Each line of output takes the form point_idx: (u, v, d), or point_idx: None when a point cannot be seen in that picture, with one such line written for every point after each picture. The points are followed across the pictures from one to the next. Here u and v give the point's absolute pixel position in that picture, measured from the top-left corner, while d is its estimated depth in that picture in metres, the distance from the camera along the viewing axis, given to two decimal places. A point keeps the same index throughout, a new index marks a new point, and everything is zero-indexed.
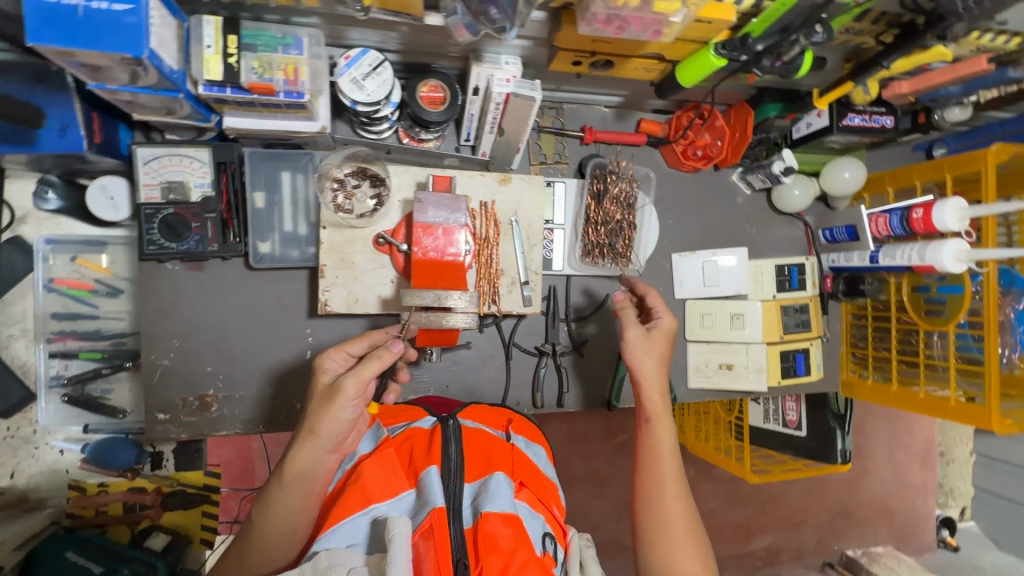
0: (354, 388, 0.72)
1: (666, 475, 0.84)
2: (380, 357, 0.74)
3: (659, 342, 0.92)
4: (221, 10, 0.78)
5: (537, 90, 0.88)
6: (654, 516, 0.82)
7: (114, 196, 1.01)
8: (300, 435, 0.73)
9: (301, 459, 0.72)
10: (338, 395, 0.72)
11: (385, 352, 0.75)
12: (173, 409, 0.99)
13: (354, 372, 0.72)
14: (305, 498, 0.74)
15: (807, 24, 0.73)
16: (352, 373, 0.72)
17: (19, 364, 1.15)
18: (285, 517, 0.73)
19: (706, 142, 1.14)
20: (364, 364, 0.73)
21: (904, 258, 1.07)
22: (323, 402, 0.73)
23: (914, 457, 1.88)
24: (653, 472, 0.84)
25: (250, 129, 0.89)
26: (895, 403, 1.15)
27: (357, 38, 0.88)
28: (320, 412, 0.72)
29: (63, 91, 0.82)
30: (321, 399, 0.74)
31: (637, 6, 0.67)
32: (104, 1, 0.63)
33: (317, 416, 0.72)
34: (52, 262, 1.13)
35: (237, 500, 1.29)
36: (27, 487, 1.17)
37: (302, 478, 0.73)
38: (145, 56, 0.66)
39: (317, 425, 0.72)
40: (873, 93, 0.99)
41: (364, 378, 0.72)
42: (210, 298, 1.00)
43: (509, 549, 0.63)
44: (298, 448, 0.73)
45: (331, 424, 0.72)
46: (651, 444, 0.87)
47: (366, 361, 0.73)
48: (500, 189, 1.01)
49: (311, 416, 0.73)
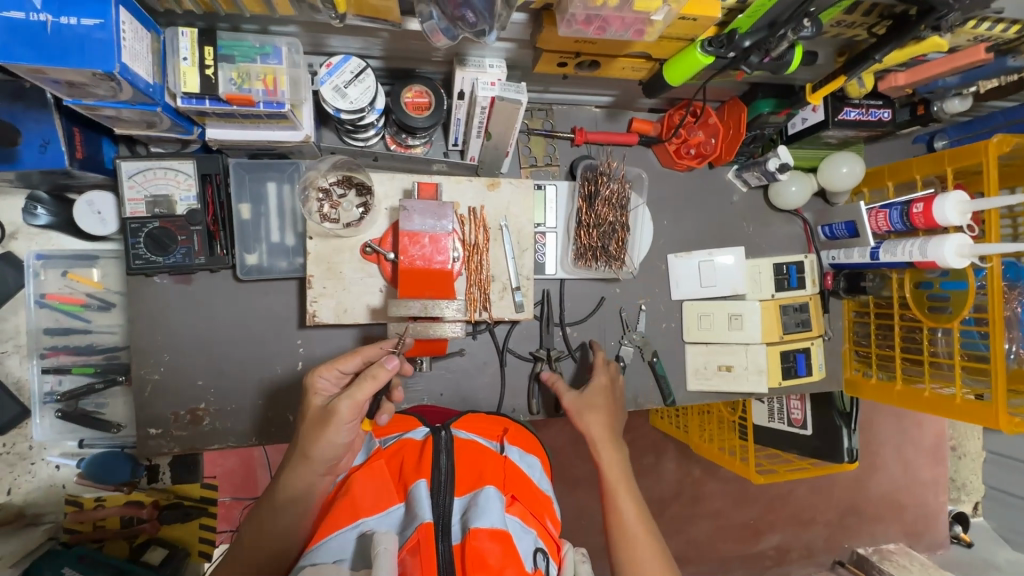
0: (348, 412, 0.71)
1: (627, 515, 0.83)
2: (375, 377, 0.72)
3: (597, 398, 0.98)
4: (198, 21, 0.77)
5: (523, 93, 0.86)
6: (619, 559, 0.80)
7: (101, 211, 1.01)
8: (293, 458, 0.73)
9: (294, 481, 0.73)
10: (331, 420, 0.71)
11: (379, 370, 0.72)
12: (164, 424, 0.99)
13: (348, 395, 0.71)
14: (296, 519, 0.74)
15: (795, 19, 0.70)
16: (345, 395, 0.71)
17: (13, 381, 1.15)
18: (276, 537, 0.74)
19: (701, 140, 1.11)
20: (358, 386, 0.71)
21: (905, 254, 1.05)
22: (316, 425, 0.73)
23: (925, 452, 1.84)
24: (615, 516, 0.83)
25: (233, 140, 0.88)
26: (899, 402, 1.13)
27: (339, 45, 0.87)
28: (313, 436, 0.72)
29: (42, 108, 0.81)
30: (314, 422, 0.73)
31: (617, 6, 0.65)
32: (73, 16, 0.62)
33: (309, 440, 0.72)
34: (43, 278, 1.13)
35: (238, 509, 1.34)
36: (24, 503, 1.17)
37: (294, 499, 0.73)
38: (117, 71, 0.65)
39: (311, 450, 0.72)
40: (869, 86, 0.95)
41: (358, 400, 0.71)
42: (199, 311, 1.00)
43: (498, 567, 0.61)
44: (291, 469, 0.73)
45: (324, 448, 0.72)
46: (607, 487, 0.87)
47: (360, 383, 0.72)
48: (489, 194, 1.00)
49: (304, 439, 0.73)
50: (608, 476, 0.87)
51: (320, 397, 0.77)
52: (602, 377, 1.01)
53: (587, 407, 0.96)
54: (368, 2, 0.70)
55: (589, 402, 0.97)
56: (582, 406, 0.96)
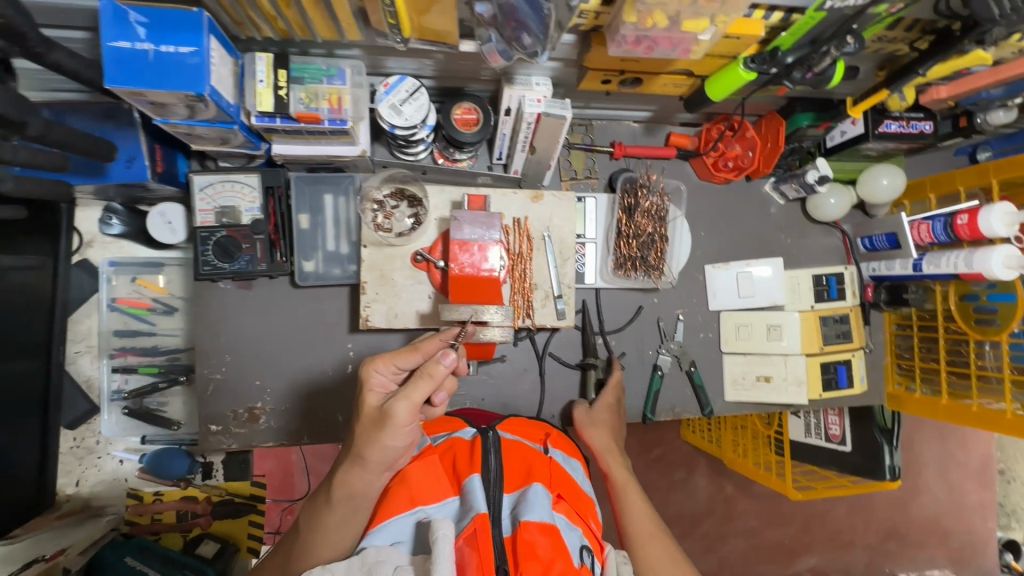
0: (405, 414, 0.70)
1: (639, 517, 0.86)
2: (431, 376, 0.71)
3: (605, 414, 1.05)
4: (272, 46, 0.84)
5: (568, 108, 0.91)
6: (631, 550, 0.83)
7: (171, 221, 1.08)
8: (349, 457, 0.73)
9: (352, 479, 0.73)
10: (387, 423, 0.70)
11: (436, 369, 0.71)
12: (224, 421, 1.05)
13: (405, 397, 0.70)
14: (350, 515, 0.74)
15: (838, 36, 0.73)
16: (401, 396, 0.70)
17: (84, 379, 1.23)
18: (334, 533, 0.74)
19: (738, 153, 1.13)
20: (414, 386, 0.70)
21: (950, 266, 1.05)
22: (371, 426, 0.71)
23: (971, 475, 1.78)
24: (623, 512, 0.88)
25: (297, 155, 0.94)
26: (946, 416, 1.11)
27: (396, 66, 0.93)
28: (367, 438, 0.71)
29: (130, 127, 0.89)
30: (368, 423, 0.72)
31: (666, 27, 0.69)
32: (171, 44, 0.69)
33: (365, 441, 0.71)
34: (114, 283, 1.22)
35: (278, 511, 1.34)
36: (90, 495, 1.24)
37: (353, 495, 0.74)
38: (207, 93, 0.71)
39: (365, 451, 0.71)
40: (911, 100, 0.96)
41: (415, 401, 0.70)
42: (259, 315, 1.06)
43: (547, 559, 0.63)
44: (348, 468, 0.73)
45: (379, 450, 0.71)
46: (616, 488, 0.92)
47: (417, 382, 0.71)
48: (533, 206, 1.04)
49: (359, 439, 0.72)
50: (614, 479, 0.93)
51: (376, 395, 0.75)
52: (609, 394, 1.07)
53: (597, 424, 1.03)
54: (431, 26, 0.75)
55: (598, 418, 1.04)
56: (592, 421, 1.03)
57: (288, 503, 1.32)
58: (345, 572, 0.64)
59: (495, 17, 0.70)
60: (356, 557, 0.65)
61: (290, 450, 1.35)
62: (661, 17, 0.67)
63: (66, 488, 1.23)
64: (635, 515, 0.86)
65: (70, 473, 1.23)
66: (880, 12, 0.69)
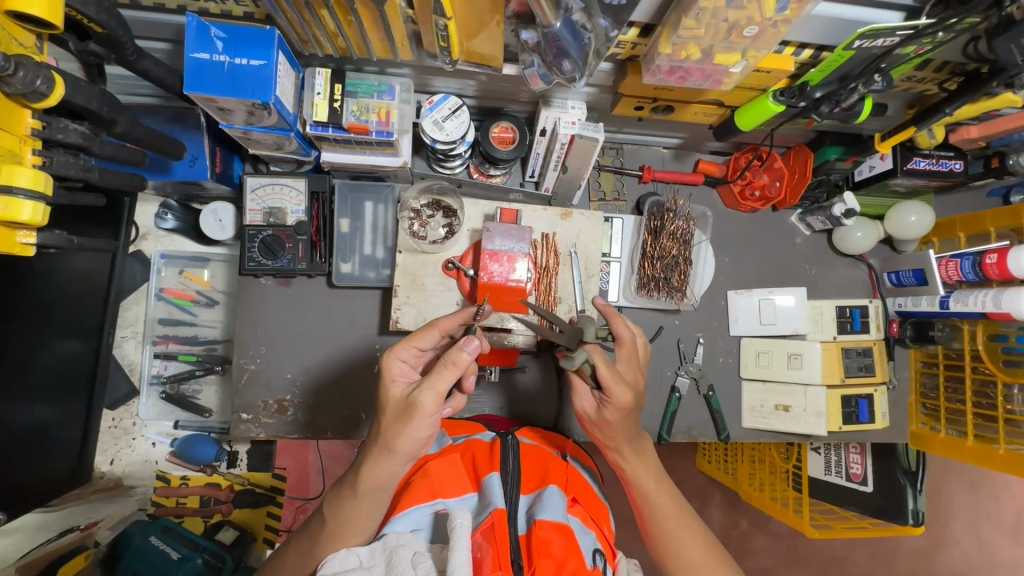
0: (431, 404, 0.70)
1: (684, 540, 0.84)
2: (454, 363, 0.70)
3: (613, 417, 0.83)
4: (330, 63, 0.91)
5: (601, 132, 0.94)
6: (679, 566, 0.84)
7: (222, 219, 1.16)
8: (375, 451, 0.74)
9: (374, 469, 0.74)
10: (415, 413, 0.70)
11: (457, 356, 0.70)
12: (254, 411, 1.09)
13: (430, 388, 0.70)
14: (374, 505, 0.76)
15: (866, 74, 0.75)
16: (426, 387, 0.70)
17: (128, 363, 1.32)
18: (356, 520, 0.76)
19: (764, 182, 1.15)
20: (439, 376, 0.70)
21: (978, 304, 1.04)
22: (398, 419, 0.72)
23: (1002, 530, 1.70)
24: (655, 521, 0.86)
25: (343, 162, 1.01)
26: (971, 458, 1.09)
27: (441, 85, 0.99)
28: (395, 430, 0.72)
29: (196, 130, 0.97)
30: (394, 415, 0.73)
31: (699, 59, 0.73)
32: (243, 57, 0.77)
33: (393, 432, 0.72)
34: (164, 274, 1.31)
35: (292, 509, 1.36)
36: (123, 473, 1.31)
37: (377, 487, 0.75)
38: (272, 102, 0.78)
39: (393, 443, 0.72)
40: (940, 138, 0.98)
41: (439, 391, 0.70)
42: (295, 312, 1.11)
43: (561, 556, 0.65)
44: (373, 462, 0.74)
45: (406, 441, 0.72)
46: (642, 493, 0.87)
47: (441, 371, 0.70)
48: (561, 222, 1.07)
49: (385, 431, 0.73)
50: (638, 486, 0.87)
51: (398, 384, 0.75)
52: (620, 393, 0.79)
53: (626, 437, 0.86)
54: (477, 49, 0.81)
55: (617, 429, 0.84)
56: (607, 428, 0.85)
57: (302, 501, 1.35)
58: (369, 556, 0.67)
59: (539, 43, 0.76)
60: (378, 542, 0.68)
61: (307, 449, 1.39)
62: (694, 50, 0.71)
63: (101, 465, 1.30)
64: (689, 557, 0.83)
65: (106, 451, 1.30)
66: (908, 53, 0.72)
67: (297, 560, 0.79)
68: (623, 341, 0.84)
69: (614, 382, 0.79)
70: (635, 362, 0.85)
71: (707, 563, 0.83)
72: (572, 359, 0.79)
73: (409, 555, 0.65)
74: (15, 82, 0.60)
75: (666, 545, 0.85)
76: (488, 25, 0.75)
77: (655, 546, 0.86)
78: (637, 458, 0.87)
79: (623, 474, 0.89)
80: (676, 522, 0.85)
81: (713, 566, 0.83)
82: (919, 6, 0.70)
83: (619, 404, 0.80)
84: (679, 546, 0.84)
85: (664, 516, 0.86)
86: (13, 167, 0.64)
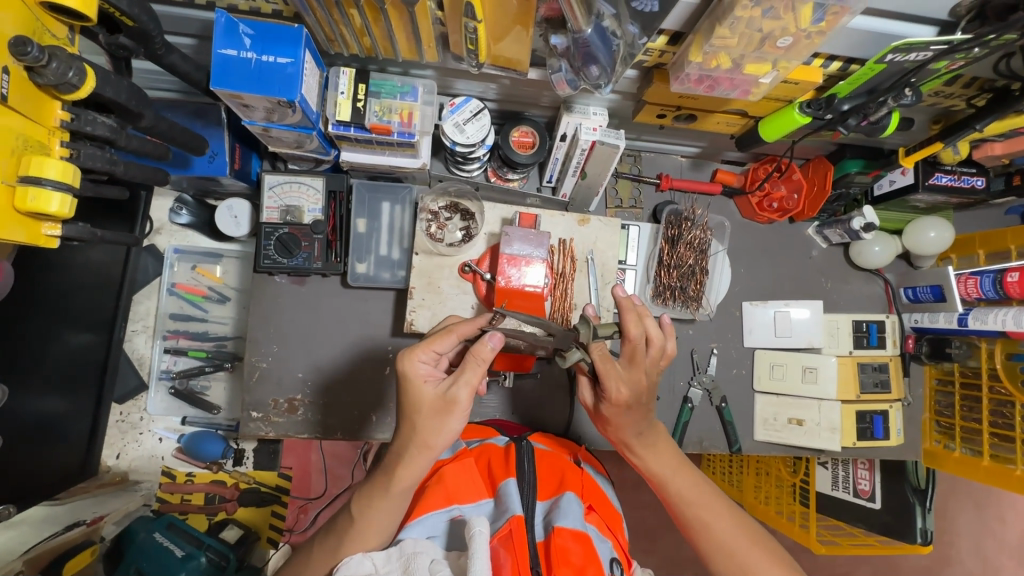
0: (467, 398, 0.72)
1: (711, 518, 0.83)
2: (478, 356, 0.72)
3: (620, 416, 0.84)
4: (354, 62, 0.92)
5: (622, 139, 0.94)
6: (714, 545, 0.82)
7: (237, 215, 1.16)
8: (409, 449, 0.73)
9: (410, 467, 0.73)
10: (454, 409, 0.72)
11: (481, 349, 0.72)
12: (264, 409, 1.09)
13: (464, 382, 0.72)
14: (397, 506, 0.75)
15: (896, 88, 0.75)
16: (461, 382, 0.72)
17: (137, 357, 1.31)
18: (385, 517, 0.75)
19: (783, 195, 1.14)
20: (469, 370, 0.72)
21: (997, 322, 1.03)
22: (436, 416, 0.73)
23: (1009, 552, 1.67)
24: (676, 501, 0.85)
25: (362, 163, 1.00)
26: (986, 478, 1.08)
27: (463, 88, 0.99)
28: (435, 426, 0.73)
29: (217, 125, 0.97)
30: (430, 413, 0.73)
31: (729, 69, 0.73)
32: (271, 55, 0.77)
33: (431, 430, 0.73)
34: (176, 269, 1.31)
35: (294, 509, 1.34)
36: (129, 468, 1.31)
37: (410, 485, 0.75)
38: (297, 100, 0.78)
39: (431, 439, 0.73)
40: (965, 153, 0.97)
41: (473, 383, 0.73)
42: (308, 311, 1.11)
43: (580, 565, 0.66)
44: (398, 463, 0.74)
45: (446, 435, 0.73)
46: (656, 478, 0.86)
47: (470, 366, 0.72)
48: (579, 228, 1.06)
49: (422, 430, 0.73)
50: (651, 470, 0.87)
51: (428, 385, 0.74)
52: (622, 389, 0.80)
53: (635, 431, 0.85)
54: (504, 53, 0.81)
55: (627, 420, 0.84)
56: (616, 424, 0.86)
57: (302, 501, 1.33)
58: (384, 562, 0.67)
59: (568, 48, 0.76)
60: (395, 547, 0.68)
61: (310, 449, 1.38)
62: (725, 60, 0.71)
63: (107, 459, 1.29)
64: (721, 532, 0.82)
65: (113, 445, 1.30)
66: (939, 69, 0.72)
67: (319, 561, 0.77)
68: (629, 339, 0.81)
69: (611, 380, 0.79)
70: (640, 362, 0.81)
71: (744, 540, 0.80)
72: (566, 358, 0.81)
73: (426, 563, 0.65)
74: (47, 72, 0.60)
75: (699, 532, 0.83)
76: (515, 29, 0.74)
77: (690, 535, 0.85)
78: (651, 450, 0.87)
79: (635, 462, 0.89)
80: (704, 506, 0.84)
81: (752, 543, 0.80)
82: (954, 21, 0.69)
83: (619, 400, 0.81)
84: (711, 529, 0.82)
85: (690, 503, 0.84)
86: (43, 158, 0.64)
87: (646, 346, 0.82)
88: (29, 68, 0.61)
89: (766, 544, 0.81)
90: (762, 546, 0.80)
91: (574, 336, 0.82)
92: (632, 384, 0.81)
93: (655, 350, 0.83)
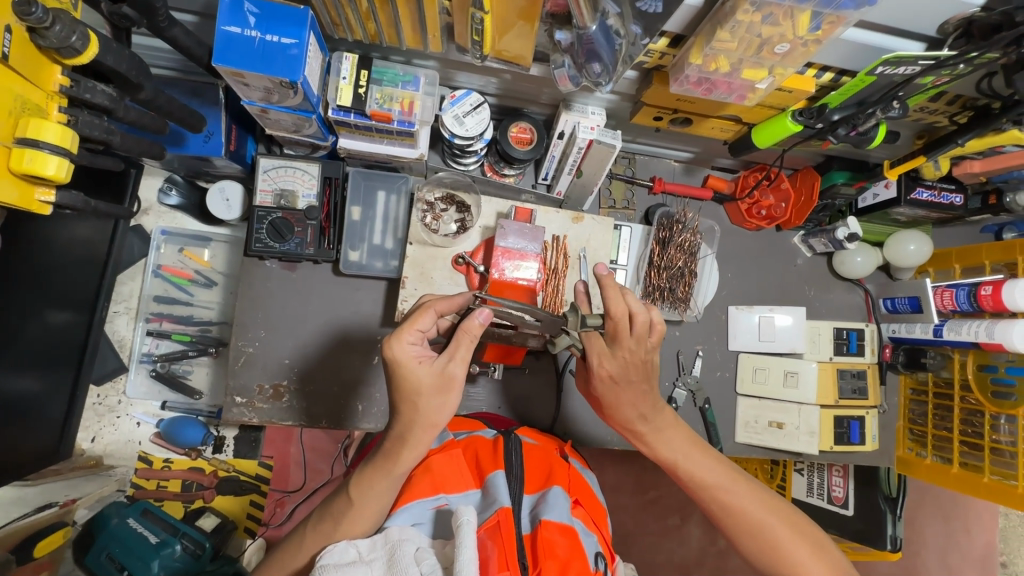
0: (465, 373, 0.73)
1: (731, 499, 0.83)
2: (468, 332, 0.73)
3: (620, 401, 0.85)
4: (357, 49, 0.92)
5: (619, 138, 0.94)
6: (737, 524, 0.82)
7: (229, 198, 1.14)
8: (416, 429, 0.73)
9: (415, 449, 0.74)
10: (453, 385, 0.73)
11: (471, 324, 0.73)
12: (249, 394, 1.07)
13: (461, 358, 0.73)
14: (391, 489, 0.76)
15: (885, 100, 0.77)
16: (455, 359, 0.73)
17: (118, 339, 1.30)
18: (382, 499, 0.76)
19: (771, 203, 1.18)
20: (459, 346, 0.73)
21: (971, 334, 1.08)
22: (437, 397, 0.72)
23: (972, 563, 1.70)
24: (695, 486, 0.85)
25: (360, 151, 1.00)
26: (957, 486, 1.11)
27: (464, 81, 1.01)
28: (438, 407, 0.73)
29: (214, 105, 0.97)
30: (429, 396, 0.72)
31: (727, 73, 0.75)
32: (275, 35, 0.77)
33: (434, 408, 0.73)
34: (162, 251, 1.30)
35: (272, 504, 1.30)
36: (103, 453, 1.28)
37: (411, 468, 0.76)
38: (300, 81, 0.79)
39: (438, 417, 0.74)
40: (945, 170, 1.01)
41: (468, 358, 0.74)
42: (297, 297, 1.10)
43: (565, 557, 0.67)
44: (399, 447, 0.75)
45: (450, 411, 0.74)
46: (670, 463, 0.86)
47: (459, 341, 0.73)
48: (573, 226, 1.06)
49: (426, 410, 0.73)
50: (661, 456, 0.87)
51: (423, 365, 0.72)
52: (605, 364, 0.83)
53: (637, 414, 0.85)
54: (507, 48, 0.82)
55: (627, 396, 0.85)
56: (611, 412, 0.87)
57: (281, 494, 1.30)
58: (369, 549, 0.67)
59: (572, 44, 0.77)
60: (380, 535, 0.69)
61: (290, 442, 1.35)
62: (724, 63, 0.73)
63: (81, 442, 1.27)
64: (745, 509, 0.82)
65: (88, 428, 1.28)
66: (926, 83, 0.74)
67: (309, 545, 0.76)
68: (612, 317, 0.79)
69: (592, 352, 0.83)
70: (623, 340, 0.79)
71: (766, 517, 0.81)
72: (556, 344, 0.85)
73: (412, 551, 0.65)
74: (50, 35, 0.60)
75: (721, 514, 0.83)
76: (519, 24, 0.75)
77: (712, 516, 0.85)
78: (657, 437, 0.87)
79: (646, 451, 0.89)
80: (721, 488, 0.84)
81: (774, 515, 0.82)
82: (941, 38, 0.73)
83: (604, 374, 0.84)
84: (731, 511, 0.82)
85: (706, 488, 0.84)
86: (41, 121, 0.64)
87: (630, 324, 0.79)
88: (31, 29, 0.61)
89: (786, 514, 0.83)
90: (783, 517, 0.82)
91: (560, 323, 0.84)
92: (617, 360, 0.82)
93: (642, 324, 0.79)
